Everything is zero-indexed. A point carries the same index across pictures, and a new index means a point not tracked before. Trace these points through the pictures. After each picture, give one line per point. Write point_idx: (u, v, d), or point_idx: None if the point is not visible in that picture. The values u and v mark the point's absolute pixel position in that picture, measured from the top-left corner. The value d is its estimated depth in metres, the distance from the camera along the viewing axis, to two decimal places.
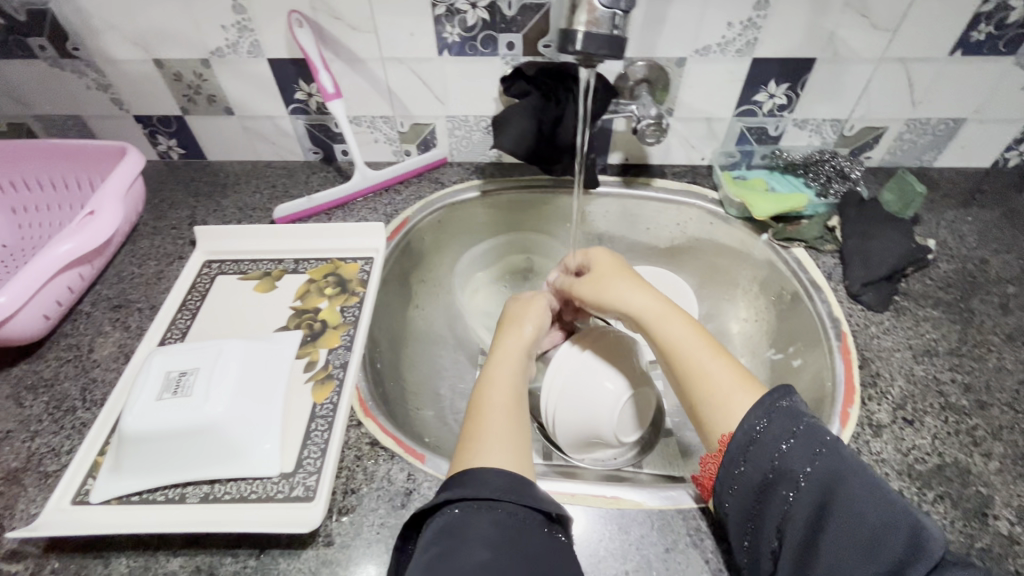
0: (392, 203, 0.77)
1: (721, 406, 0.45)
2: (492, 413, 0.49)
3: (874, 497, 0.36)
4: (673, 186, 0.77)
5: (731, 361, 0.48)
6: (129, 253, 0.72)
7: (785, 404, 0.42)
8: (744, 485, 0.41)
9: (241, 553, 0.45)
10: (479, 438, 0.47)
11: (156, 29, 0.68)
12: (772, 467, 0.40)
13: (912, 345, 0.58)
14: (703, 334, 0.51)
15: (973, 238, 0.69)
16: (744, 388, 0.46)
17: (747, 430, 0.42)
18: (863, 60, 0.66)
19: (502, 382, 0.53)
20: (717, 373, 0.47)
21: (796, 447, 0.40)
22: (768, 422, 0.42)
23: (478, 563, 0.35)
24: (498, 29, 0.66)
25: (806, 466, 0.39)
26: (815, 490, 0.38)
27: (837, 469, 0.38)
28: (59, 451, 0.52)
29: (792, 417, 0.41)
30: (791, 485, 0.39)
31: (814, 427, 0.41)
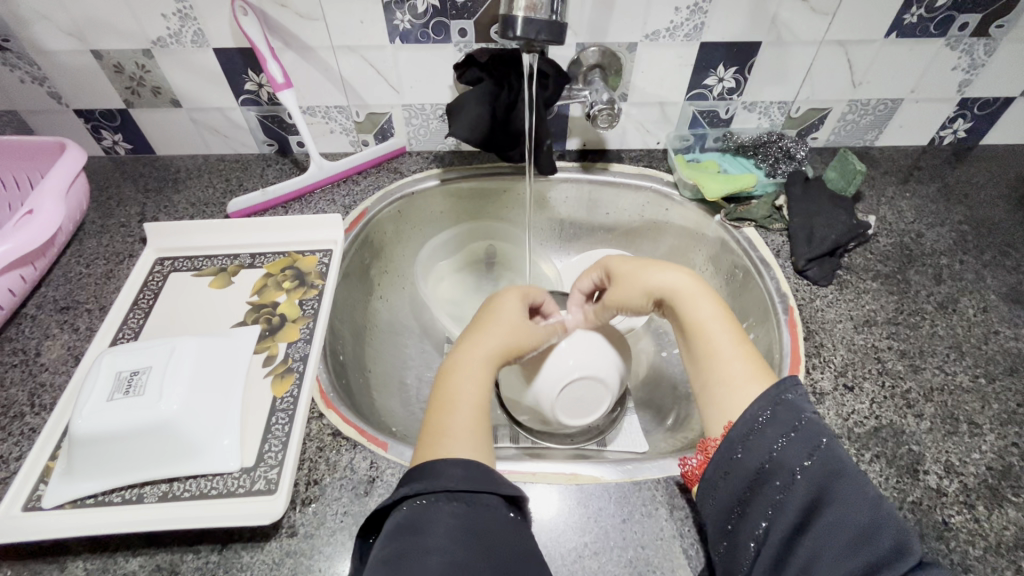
0: (350, 194, 0.76)
1: (731, 393, 0.46)
2: (454, 410, 0.48)
3: (867, 494, 0.36)
4: (629, 170, 0.78)
5: (750, 354, 0.48)
6: (76, 253, 0.69)
7: (790, 397, 0.41)
8: (733, 475, 0.40)
9: (202, 550, 0.45)
10: (437, 434, 0.46)
11: (91, 18, 0.66)
12: (768, 459, 0.39)
13: (853, 316, 0.61)
14: (729, 317, 0.52)
15: (910, 213, 0.73)
16: (756, 381, 0.46)
17: (750, 419, 0.41)
18: (805, 43, 0.68)
19: (469, 374, 0.51)
20: (734, 361, 0.48)
21: (796, 441, 0.39)
22: (773, 411, 0.41)
23: (439, 562, 0.36)
24: (449, 16, 0.66)
25: (803, 461, 0.38)
26: (809, 483, 0.37)
27: (830, 465, 0.38)
28: (7, 458, 0.50)
29: (793, 412, 0.41)
30: (785, 476, 0.38)
31: (814, 422, 0.40)
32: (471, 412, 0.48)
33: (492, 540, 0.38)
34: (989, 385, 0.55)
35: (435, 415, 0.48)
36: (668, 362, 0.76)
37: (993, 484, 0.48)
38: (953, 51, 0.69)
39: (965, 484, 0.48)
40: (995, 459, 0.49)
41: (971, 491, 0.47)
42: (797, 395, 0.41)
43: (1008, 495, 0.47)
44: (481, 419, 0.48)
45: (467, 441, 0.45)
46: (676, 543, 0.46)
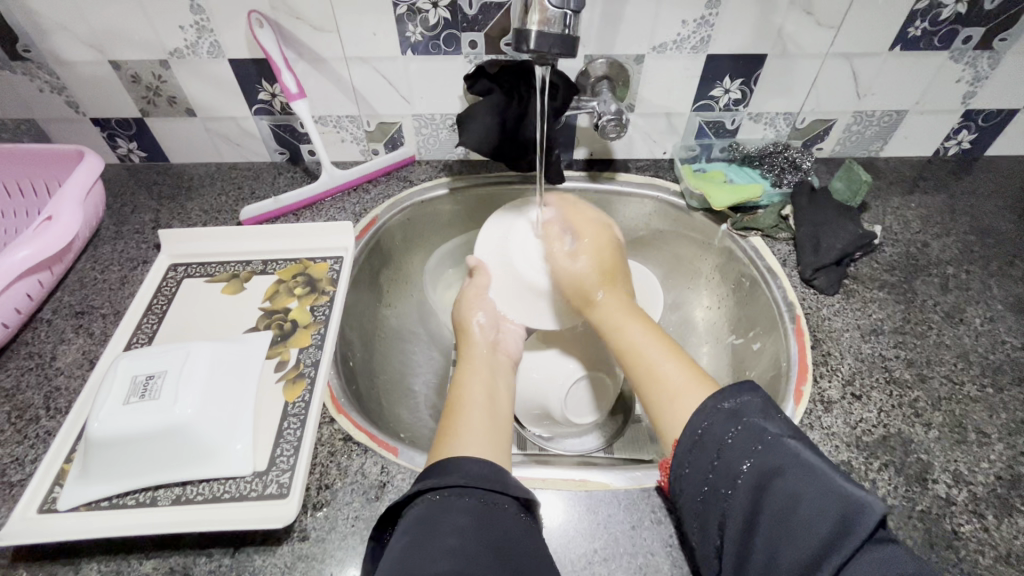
0: (361, 202, 0.77)
1: (673, 401, 0.47)
2: (471, 408, 0.51)
3: (809, 483, 0.36)
4: (636, 179, 0.79)
5: (689, 365, 0.50)
6: (91, 258, 0.70)
7: (727, 406, 0.42)
8: (691, 487, 0.42)
9: (215, 553, 0.45)
10: (455, 433, 0.48)
11: (111, 30, 0.67)
12: (712, 468, 0.41)
13: (860, 325, 0.61)
14: (663, 339, 0.54)
15: (916, 223, 0.73)
16: (696, 386, 0.47)
17: (688, 434, 0.43)
18: (810, 56, 0.69)
19: (480, 380, 0.55)
20: (671, 372, 0.49)
21: (732, 447, 0.40)
22: (708, 425, 0.42)
23: (446, 549, 0.36)
24: (460, 29, 0.67)
25: (743, 465, 0.39)
26: (750, 486, 0.38)
27: (772, 460, 0.38)
28: (23, 460, 0.51)
29: (730, 416, 0.42)
30: (729, 482, 0.39)
31: (750, 426, 0.40)
32: (485, 410, 0.52)
33: (502, 536, 0.39)
34: (997, 395, 0.55)
35: (450, 414, 0.51)
36: None
37: (1002, 494, 0.48)
38: (957, 64, 0.70)
39: (974, 493, 0.48)
40: (1004, 468, 0.49)
41: (981, 501, 0.47)
42: (732, 403, 0.42)
43: (1017, 505, 0.47)
44: (494, 417, 0.51)
45: (480, 440, 0.47)
46: (686, 551, 0.46)
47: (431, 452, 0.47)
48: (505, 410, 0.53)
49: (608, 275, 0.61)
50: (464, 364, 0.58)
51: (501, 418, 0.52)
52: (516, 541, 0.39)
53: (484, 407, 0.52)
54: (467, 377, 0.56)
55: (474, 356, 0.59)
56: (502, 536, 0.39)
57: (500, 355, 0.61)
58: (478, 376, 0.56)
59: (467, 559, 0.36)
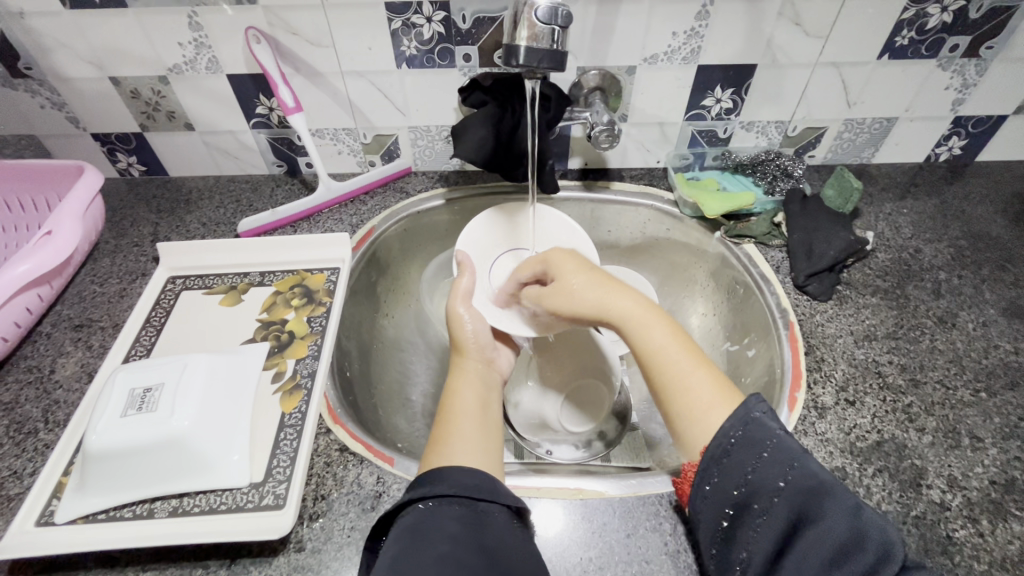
0: (357, 213, 0.78)
1: (697, 417, 0.44)
2: (463, 417, 0.51)
3: (848, 505, 0.37)
4: (630, 188, 0.80)
5: (717, 377, 0.46)
6: (90, 272, 0.71)
7: (759, 416, 0.42)
8: (717, 497, 0.41)
9: (211, 565, 0.45)
10: (445, 441, 0.48)
11: (111, 47, 0.69)
12: (745, 482, 0.40)
13: (854, 331, 0.62)
14: (682, 340, 0.50)
15: (908, 229, 0.74)
16: (724, 399, 0.45)
17: (721, 441, 0.42)
18: (799, 65, 0.70)
19: (473, 390, 0.55)
20: (699, 385, 0.46)
21: (771, 460, 0.40)
22: (743, 432, 0.41)
23: (438, 556, 0.36)
24: (454, 42, 0.68)
25: (781, 480, 0.39)
26: (788, 502, 0.38)
27: (810, 479, 0.38)
28: (22, 474, 0.51)
29: (767, 428, 0.41)
30: (766, 498, 0.39)
31: (787, 440, 0.40)
32: (477, 417, 0.52)
33: (493, 542, 0.39)
34: (990, 400, 0.55)
35: (443, 422, 0.51)
36: None
37: (996, 499, 0.48)
38: (945, 72, 0.71)
39: (969, 498, 0.48)
40: (998, 473, 0.50)
41: (975, 505, 0.48)
42: (764, 411, 0.42)
43: (1011, 510, 0.47)
44: (484, 427, 0.51)
45: (470, 449, 0.47)
46: (681, 559, 0.46)
47: (421, 461, 0.48)
48: (495, 420, 0.53)
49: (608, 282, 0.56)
50: (454, 374, 0.58)
51: (492, 426, 0.52)
52: (502, 545, 0.39)
53: (474, 415, 0.52)
54: (460, 386, 0.56)
55: (467, 367, 0.59)
56: (492, 541, 0.39)
57: (494, 370, 0.61)
58: (471, 386, 0.56)
59: (458, 565, 0.36)
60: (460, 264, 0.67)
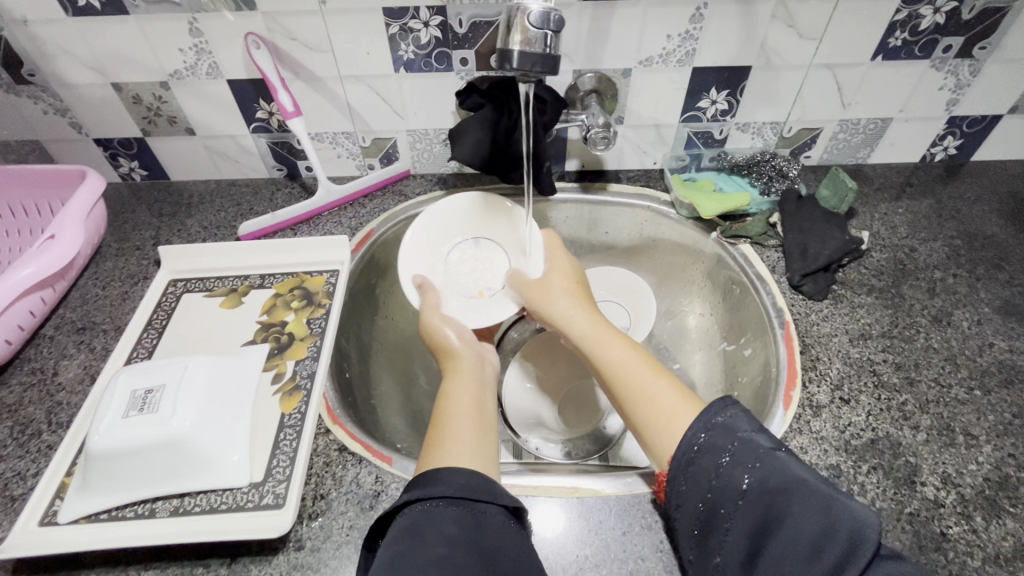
0: (356, 216, 0.78)
1: (663, 424, 0.47)
2: (460, 417, 0.52)
3: (812, 502, 0.37)
4: (627, 189, 0.80)
5: (680, 389, 0.49)
6: (93, 275, 0.72)
7: (720, 421, 0.43)
8: (691, 503, 0.42)
9: (212, 564, 0.46)
10: (442, 442, 0.49)
11: (113, 54, 0.69)
12: (711, 486, 0.41)
13: (849, 329, 0.62)
14: (645, 358, 0.53)
15: (903, 228, 0.74)
16: (688, 407, 0.47)
17: (687, 449, 0.43)
18: (793, 66, 0.71)
19: (465, 392, 0.56)
20: (661, 393, 0.49)
21: (733, 463, 0.41)
22: (706, 437, 0.43)
23: (436, 559, 0.37)
24: (451, 46, 0.69)
25: (744, 481, 0.40)
26: (754, 502, 0.39)
27: (773, 478, 0.39)
28: (25, 475, 0.52)
29: (728, 432, 0.42)
30: (731, 501, 0.40)
31: (749, 441, 0.41)
32: (474, 419, 0.52)
33: (492, 544, 0.40)
34: (984, 398, 0.55)
35: (439, 423, 0.52)
36: None
37: (990, 496, 0.48)
38: (939, 72, 0.71)
39: (963, 495, 0.48)
40: (992, 470, 0.50)
41: (969, 502, 0.48)
42: (726, 416, 0.43)
43: (1005, 507, 0.48)
44: (481, 425, 0.52)
45: (467, 451, 0.48)
46: (677, 556, 0.46)
47: (420, 462, 0.48)
48: (491, 419, 0.54)
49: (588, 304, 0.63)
50: (450, 377, 0.59)
51: (488, 426, 0.53)
52: (500, 545, 0.40)
53: (472, 416, 0.53)
54: (455, 389, 0.56)
55: (461, 368, 0.60)
56: (491, 543, 0.40)
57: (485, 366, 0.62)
58: (466, 386, 0.57)
59: (455, 569, 0.37)
60: (420, 286, 0.68)
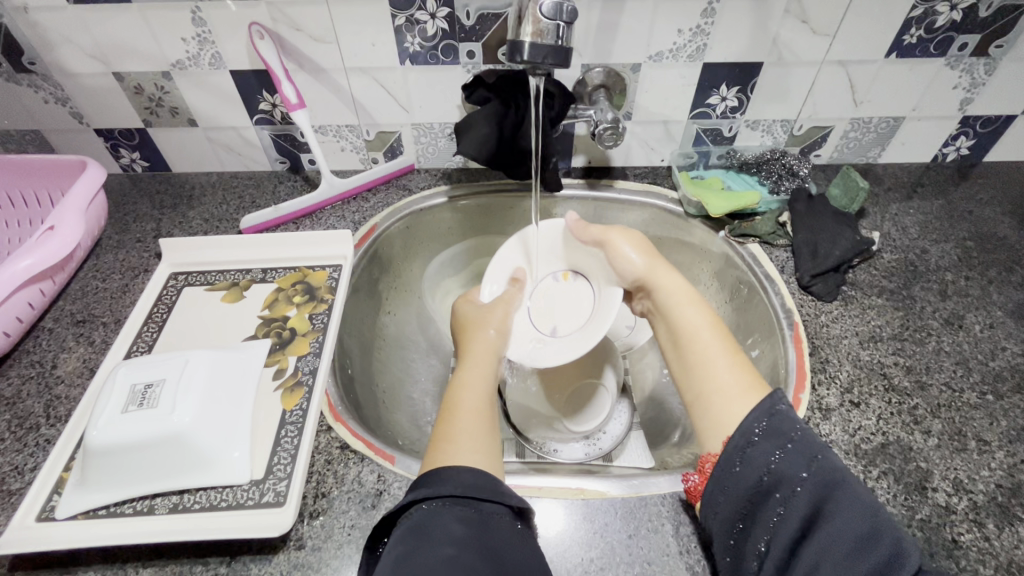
0: (360, 211, 0.78)
1: (727, 400, 0.46)
2: (461, 414, 0.51)
3: (865, 500, 0.37)
4: (634, 187, 0.79)
5: (753, 370, 0.48)
6: (93, 267, 0.71)
7: (784, 409, 0.42)
8: (735, 489, 0.41)
9: (211, 562, 0.45)
10: (449, 440, 0.48)
11: (114, 42, 0.68)
12: (768, 471, 0.40)
13: (859, 332, 0.61)
14: (719, 327, 0.53)
15: (914, 230, 0.73)
16: (755, 390, 0.46)
17: (745, 433, 0.42)
18: (805, 63, 0.70)
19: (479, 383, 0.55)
20: (736, 368, 0.48)
21: (793, 452, 0.40)
22: (769, 423, 0.42)
23: (445, 558, 0.36)
24: (458, 39, 0.68)
25: (802, 470, 0.39)
26: (808, 493, 0.38)
27: (832, 472, 0.38)
28: (23, 469, 0.51)
29: (786, 427, 0.41)
30: (787, 489, 0.39)
31: (807, 434, 0.41)
32: (481, 412, 0.51)
33: (497, 544, 0.39)
34: (997, 403, 0.55)
35: (447, 418, 0.51)
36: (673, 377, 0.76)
37: (1002, 503, 0.47)
38: (953, 71, 0.70)
39: (974, 502, 0.48)
40: (1004, 477, 0.49)
41: (981, 509, 0.47)
42: (788, 406, 0.42)
43: (1018, 513, 0.47)
44: (487, 419, 0.51)
45: (473, 446, 0.47)
46: (683, 560, 0.46)
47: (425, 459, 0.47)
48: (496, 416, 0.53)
49: (655, 259, 0.61)
50: (464, 362, 0.59)
51: (494, 421, 0.52)
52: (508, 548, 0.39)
53: (479, 407, 0.52)
54: (464, 376, 0.56)
55: (478, 354, 0.59)
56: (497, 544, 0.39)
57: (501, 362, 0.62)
58: (473, 373, 0.56)
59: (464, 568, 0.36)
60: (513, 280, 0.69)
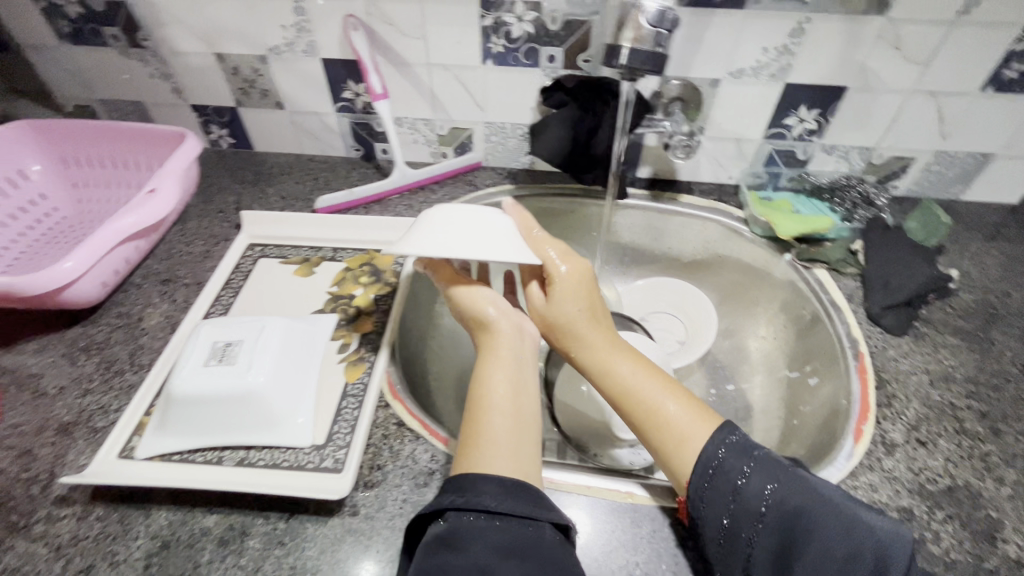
0: (427, 202, 0.80)
1: (678, 444, 0.47)
2: (495, 413, 0.48)
3: (836, 522, 0.40)
4: (699, 202, 0.79)
5: (692, 402, 0.49)
6: (180, 231, 0.76)
7: (735, 439, 0.46)
8: (706, 523, 0.43)
9: (272, 516, 0.48)
10: (481, 444, 0.46)
11: (221, 25, 0.73)
12: (731, 507, 0.43)
13: (929, 370, 0.59)
14: (654, 374, 0.52)
15: (996, 271, 0.70)
16: (703, 425, 0.47)
17: (701, 469, 0.45)
18: (892, 91, 0.68)
19: (502, 381, 0.50)
20: (675, 414, 0.48)
21: (752, 482, 0.43)
22: (722, 457, 0.45)
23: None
24: (541, 43, 0.69)
25: (762, 502, 0.42)
26: (773, 525, 0.41)
27: (792, 500, 0.41)
28: (108, 409, 0.55)
29: (743, 453, 0.45)
30: (751, 523, 0.42)
31: (763, 460, 0.44)
32: (509, 413, 0.48)
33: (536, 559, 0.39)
34: None
35: (476, 417, 0.48)
36: (722, 397, 0.75)
37: None
38: None
39: None
40: None
41: None
42: (739, 437, 0.46)
43: None
44: (518, 421, 0.48)
45: (507, 453, 0.45)
46: None
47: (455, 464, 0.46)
48: (531, 405, 0.50)
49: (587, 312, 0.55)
50: (488, 354, 0.53)
51: (525, 418, 0.49)
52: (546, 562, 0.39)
53: (507, 410, 0.48)
54: (492, 370, 0.52)
55: (497, 343, 0.54)
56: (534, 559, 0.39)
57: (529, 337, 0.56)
58: (501, 368, 0.52)
59: None
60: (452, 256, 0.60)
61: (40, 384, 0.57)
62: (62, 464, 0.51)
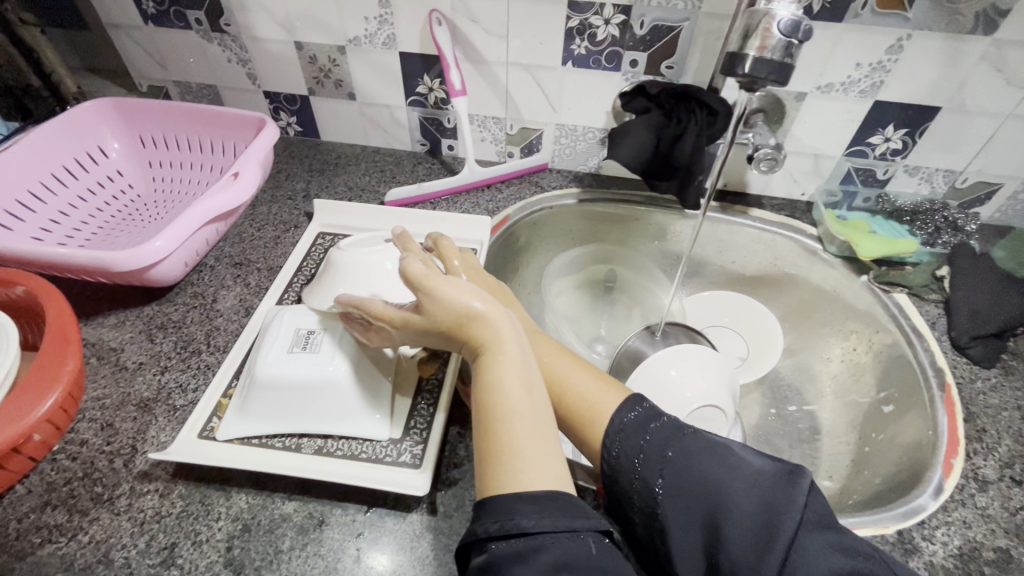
0: (493, 200, 0.80)
1: (588, 419, 0.47)
2: (518, 422, 0.42)
3: (737, 483, 0.39)
4: (772, 217, 0.77)
5: (596, 374, 0.51)
6: (250, 216, 0.77)
7: (632, 414, 0.45)
8: (634, 509, 0.42)
9: (350, 507, 0.48)
10: (512, 455, 0.40)
11: (305, 14, 0.74)
12: (636, 486, 0.42)
13: (1021, 406, 0.57)
14: (563, 355, 0.53)
15: None
16: (609, 394, 0.49)
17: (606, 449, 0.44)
18: (988, 114, 0.66)
19: (510, 385, 0.43)
20: (582, 391, 0.49)
21: (649, 456, 0.42)
22: (623, 431, 0.44)
23: None
24: (626, 47, 0.69)
25: (660, 476, 0.41)
26: (678, 498, 0.40)
27: (689, 469, 0.40)
28: (186, 388, 0.56)
29: (641, 427, 0.44)
30: (658, 499, 0.41)
31: (665, 429, 0.44)
32: (531, 420, 0.42)
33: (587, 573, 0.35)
34: None
35: (496, 431, 0.42)
36: (784, 418, 0.74)
37: None
38: None
39: None
40: None
41: None
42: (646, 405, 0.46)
43: None
44: (541, 429, 0.42)
45: (541, 464, 0.40)
46: None
47: (483, 478, 0.41)
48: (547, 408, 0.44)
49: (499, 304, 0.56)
50: (493, 354, 0.45)
51: (546, 423, 0.43)
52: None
53: (528, 417, 0.42)
54: (502, 372, 0.44)
55: (501, 342, 0.45)
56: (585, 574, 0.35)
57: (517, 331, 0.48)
58: (508, 369, 0.44)
59: None
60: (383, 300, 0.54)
61: (120, 358, 0.58)
62: (143, 440, 0.52)
